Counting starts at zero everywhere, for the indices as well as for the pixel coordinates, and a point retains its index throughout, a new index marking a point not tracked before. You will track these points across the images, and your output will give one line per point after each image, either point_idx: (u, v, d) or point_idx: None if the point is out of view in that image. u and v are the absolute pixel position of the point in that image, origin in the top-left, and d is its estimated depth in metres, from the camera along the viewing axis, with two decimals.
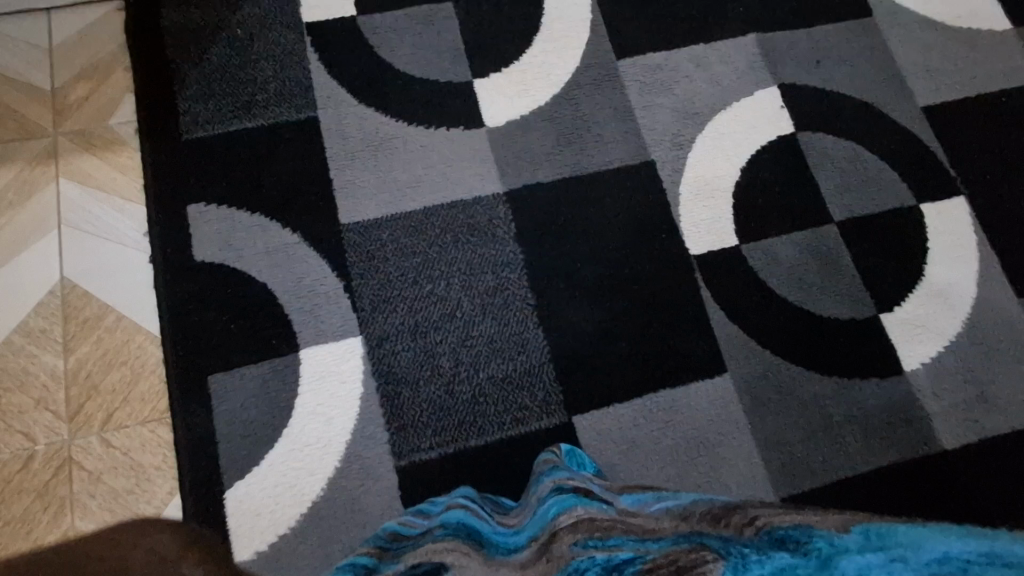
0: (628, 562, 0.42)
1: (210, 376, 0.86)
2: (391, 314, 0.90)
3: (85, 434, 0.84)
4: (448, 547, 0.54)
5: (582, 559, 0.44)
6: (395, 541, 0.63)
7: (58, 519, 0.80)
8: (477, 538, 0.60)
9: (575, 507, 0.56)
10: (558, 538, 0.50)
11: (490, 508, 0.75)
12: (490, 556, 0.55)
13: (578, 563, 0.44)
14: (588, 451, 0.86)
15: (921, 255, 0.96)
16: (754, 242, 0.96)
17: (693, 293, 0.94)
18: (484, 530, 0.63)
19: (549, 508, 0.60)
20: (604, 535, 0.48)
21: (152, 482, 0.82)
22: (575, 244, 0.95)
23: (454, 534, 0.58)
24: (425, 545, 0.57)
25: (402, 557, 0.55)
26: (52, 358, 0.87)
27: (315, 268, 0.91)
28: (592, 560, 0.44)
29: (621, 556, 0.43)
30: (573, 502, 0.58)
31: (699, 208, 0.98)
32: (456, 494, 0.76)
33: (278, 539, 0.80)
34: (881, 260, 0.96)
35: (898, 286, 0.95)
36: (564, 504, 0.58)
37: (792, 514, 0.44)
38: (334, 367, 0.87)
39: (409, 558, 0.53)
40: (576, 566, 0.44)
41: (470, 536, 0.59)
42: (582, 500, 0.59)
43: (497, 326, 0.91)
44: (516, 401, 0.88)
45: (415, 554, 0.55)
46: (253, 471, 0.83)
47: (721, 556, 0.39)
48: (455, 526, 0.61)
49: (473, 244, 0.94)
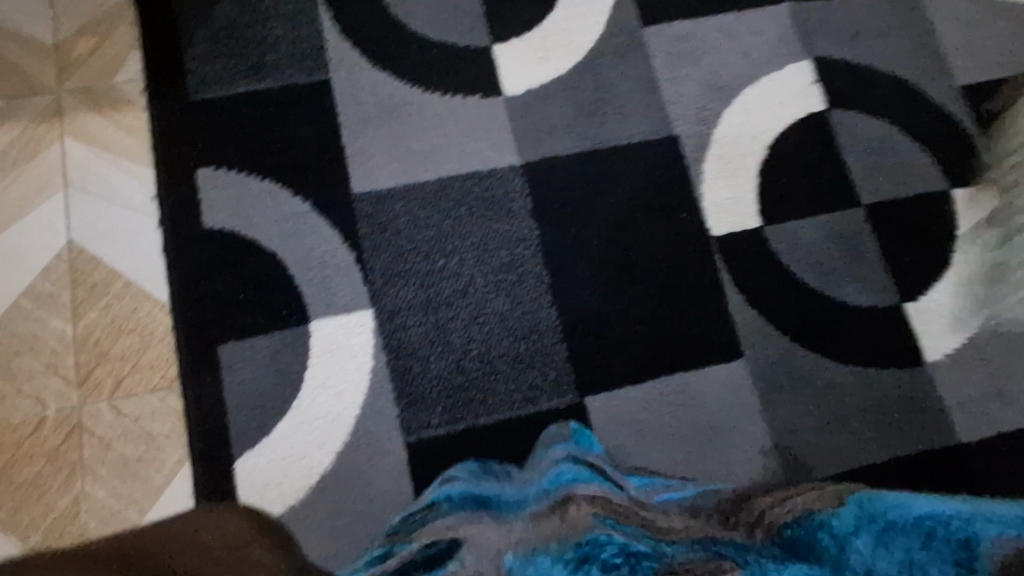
0: (646, 555, 0.42)
1: (220, 346, 0.85)
2: (403, 288, 0.88)
3: (94, 401, 0.83)
4: (462, 519, 0.55)
5: (599, 534, 0.45)
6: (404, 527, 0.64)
7: (70, 484, 0.81)
8: (488, 503, 0.61)
9: (591, 481, 0.58)
10: (575, 502, 0.52)
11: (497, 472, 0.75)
12: (501, 513, 0.56)
13: (595, 536, 0.45)
14: (599, 433, 0.86)
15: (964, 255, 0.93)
16: (778, 224, 0.93)
17: (712, 276, 0.91)
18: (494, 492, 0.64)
19: (564, 472, 0.61)
20: (621, 519, 0.50)
21: (162, 450, 0.82)
22: (592, 222, 0.93)
23: (464, 509, 0.59)
24: (436, 521, 0.58)
25: (415, 536, 0.56)
26: (61, 323, 0.86)
27: (325, 239, 0.89)
28: (610, 539, 0.44)
29: (638, 547, 0.44)
30: (589, 476, 0.59)
31: (721, 187, 0.95)
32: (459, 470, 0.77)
33: (287, 509, 0.81)
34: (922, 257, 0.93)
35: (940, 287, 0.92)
36: (580, 475, 0.59)
37: (788, 511, 0.48)
38: (344, 340, 0.86)
39: (423, 535, 0.54)
40: (592, 538, 0.44)
41: (481, 504, 0.60)
42: (597, 478, 0.60)
43: (509, 303, 0.89)
44: (527, 380, 0.87)
45: (428, 531, 0.56)
46: (262, 442, 0.83)
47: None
48: (466, 500, 0.62)
49: (488, 218, 0.92)
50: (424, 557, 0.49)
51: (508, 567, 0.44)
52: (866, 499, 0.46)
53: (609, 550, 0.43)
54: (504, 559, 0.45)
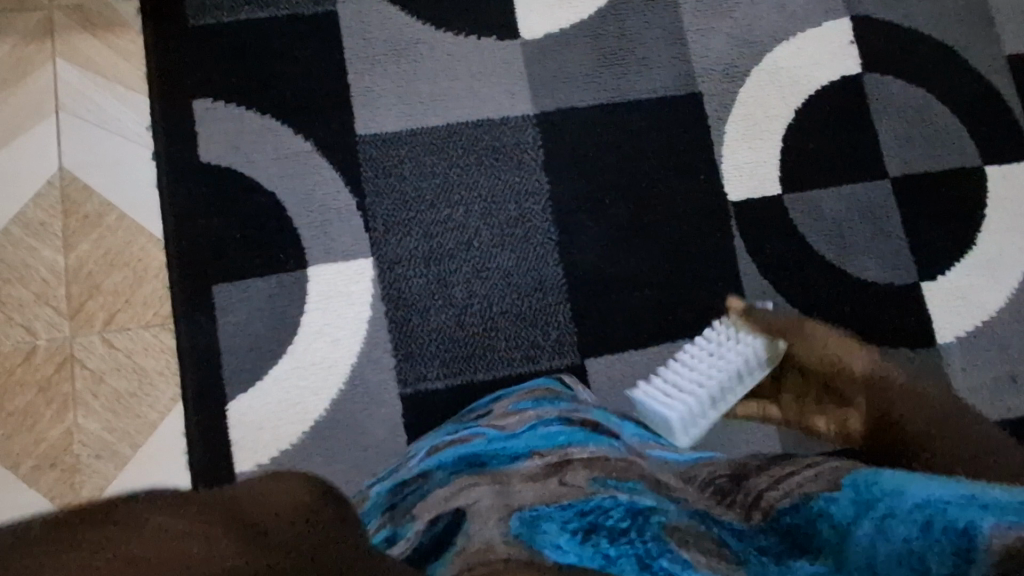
0: (653, 510, 0.45)
1: (215, 285, 0.83)
2: (405, 238, 0.85)
3: (87, 334, 0.82)
4: (461, 486, 0.52)
5: (605, 498, 0.47)
6: (395, 494, 0.60)
7: (62, 415, 0.80)
8: (478, 458, 0.57)
9: (588, 444, 0.56)
10: (571, 468, 0.52)
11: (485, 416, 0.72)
12: (495, 471, 0.53)
13: (601, 500, 0.47)
14: (598, 396, 0.84)
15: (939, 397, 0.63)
16: (799, 193, 0.89)
17: (726, 243, 0.88)
18: (481, 443, 0.61)
19: (557, 434, 0.59)
20: (624, 476, 0.51)
21: (154, 387, 0.81)
22: (606, 179, 0.89)
23: (458, 472, 0.56)
24: (431, 492, 0.55)
25: (414, 513, 0.53)
26: (53, 253, 0.83)
27: (327, 181, 0.86)
28: (615, 499, 0.46)
29: (644, 503, 0.46)
30: (584, 439, 0.58)
31: (743, 150, 0.90)
32: (443, 429, 0.72)
33: (280, 453, 0.80)
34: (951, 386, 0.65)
35: (836, 382, 0.71)
36: (575, 438, 0.57)
37: (789, 483, 0.47)
38: (343, 287, 0.84)
39: (423, 512, 0.51)
40: (599, 502, 0.46)
41: (472, 463, 0.57)
42: (592, 438, 0.58)
43: (514, 259, 0.86)
44: (528, 339, 0.85)
45: (428, 505, 0.52)
46: (256, 385, 0.81)
47: (739, 560, 0.41)
48: (455, 462, 0.59)
49: (498, 169, 0.88)
50: (432, 540, 0.47)
51: (515, 533, 0.43)
52: (860, 479, 0.44)
53: (617, 512, 0.45)
54: (508, 523, 0.45)
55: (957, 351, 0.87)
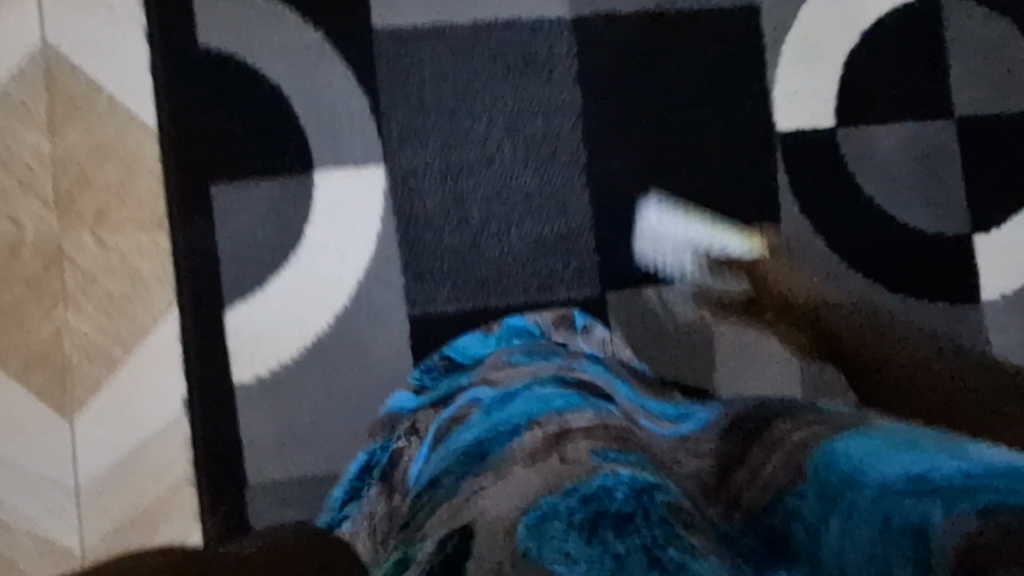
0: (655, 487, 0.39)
1: (214, 186, 0.77)
2: (421, 148, 0.78)
3: (76, 229, 0.76)
4: (469, 491, 0.45)
5: (607, 474, 0.39)
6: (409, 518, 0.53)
7: (51, 314, 0.75)
8: (479, 451, 0.50)
9: (585, 407, 0.51)
10: (571, 439, 0.45)
11: (475, 368, 0.69)
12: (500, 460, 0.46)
13: (602, 477, 0.39)
14: (617, 331, 0.79)
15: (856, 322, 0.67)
16: (853, 128, 0.82)
17: (767, 178, 0.81)
18: (475, 430, 0.53)
19: (553, 399, 0.53)
20: (624, 449, 0.45)
21: (148, 290, 0.76)
22: (644, 98, 0.81)
23: (462, 474, 0.48)
24: (442, 504, 0.47)
25: (425, 532, 0.45)
26: (38, 139, 0.76)
27: (338, 79, 0.78)
28: (618, 476, 0.39)
29: (644, 479, 0.39)
30: (579, 401, 0.52)
31: (797, 75, 0.82)
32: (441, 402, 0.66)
33: (279, 368, 0.76)
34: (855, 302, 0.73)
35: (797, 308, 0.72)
36: (571, 402, 0.52)
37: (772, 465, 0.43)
38: (352, 197, 0.78)
39: (435, 529, 0.44)
40: (600, 481, 0.39)
41: (474, 457, 0.50)
42: (587, 399, 0.53)
43: (538, 180, 0.79)
44: (547, 267, 0.79)
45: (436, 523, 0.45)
46: (257, 296, 0.76)
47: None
48: (456, 460, 0.51)
49: (526, 78, 0.80)
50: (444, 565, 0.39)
51: (523, 549, 0.35)
52: (819, 456, 0.40)
53: (620, 493, 0.38)
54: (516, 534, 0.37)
55: (1002, 310, 0.82)
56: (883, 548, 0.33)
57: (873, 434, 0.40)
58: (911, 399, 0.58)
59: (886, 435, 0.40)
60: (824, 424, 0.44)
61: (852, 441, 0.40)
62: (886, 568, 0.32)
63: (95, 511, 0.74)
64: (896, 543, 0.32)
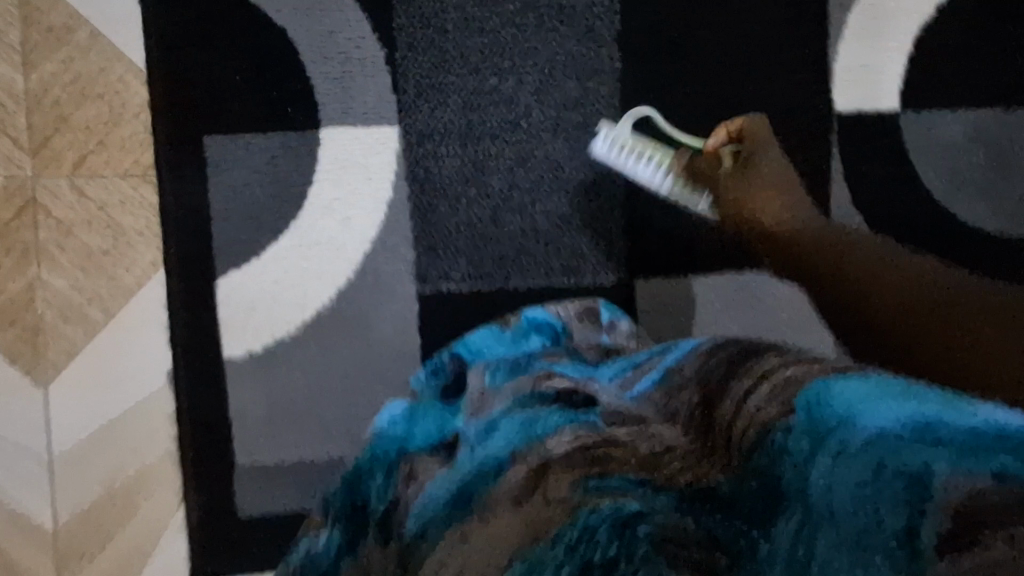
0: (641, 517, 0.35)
1: (208, 136, 0.69)
2: (440, 107, 0.70)
3: (53, 175, 0.68)
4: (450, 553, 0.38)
5: (589, 516, 0.35)
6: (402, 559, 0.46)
7: (23, 268, 0.68)
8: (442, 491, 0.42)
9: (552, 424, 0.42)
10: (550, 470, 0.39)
11: (443, 378, 0.58)
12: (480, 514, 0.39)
13: (586, 520, 0.35)
14: (646, 322, 0.72)
15: (808, 239, 0.61)
16: (919, 112, 0.74)
17: (821, 162, 0.73)
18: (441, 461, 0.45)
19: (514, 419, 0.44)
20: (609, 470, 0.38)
21: (132, 248, 0.69)
22: (691, 65, 0.72)
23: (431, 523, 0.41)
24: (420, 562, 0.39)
25: None
26: (11, 71, 0.68)
27: (351, 22, 0.69)
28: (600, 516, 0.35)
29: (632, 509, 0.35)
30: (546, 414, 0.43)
31: (863, 50, 0.73)
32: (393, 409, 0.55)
33: (275, 342, 0.70)
34: (788, 173, 0.65)
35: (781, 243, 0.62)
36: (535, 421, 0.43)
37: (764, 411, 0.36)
38: (361, 158, 0.70)
39: None
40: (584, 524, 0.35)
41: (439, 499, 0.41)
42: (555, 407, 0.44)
43: (568, 150, 0.72)
44: (572, 247, 0.72)
45: None
46: (253, 262, 0.69)
47: None
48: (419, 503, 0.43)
49: (561, 34, 0.71)
50: None
51: None
52: (810, 395, 0.35)
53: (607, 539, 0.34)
54: None
55: None
56: (875, 493, 0.31)
57: (869, 376, 0.36)
58: (887, 335, 0.54)
59: (891, 380, 0.35)
60: (815, 363, 0.38)
61: (866, 383, 0.34)
62: (876, 517, 0.30)
63: (71, 484, 0.68)
64: (887, 488, 0.31)
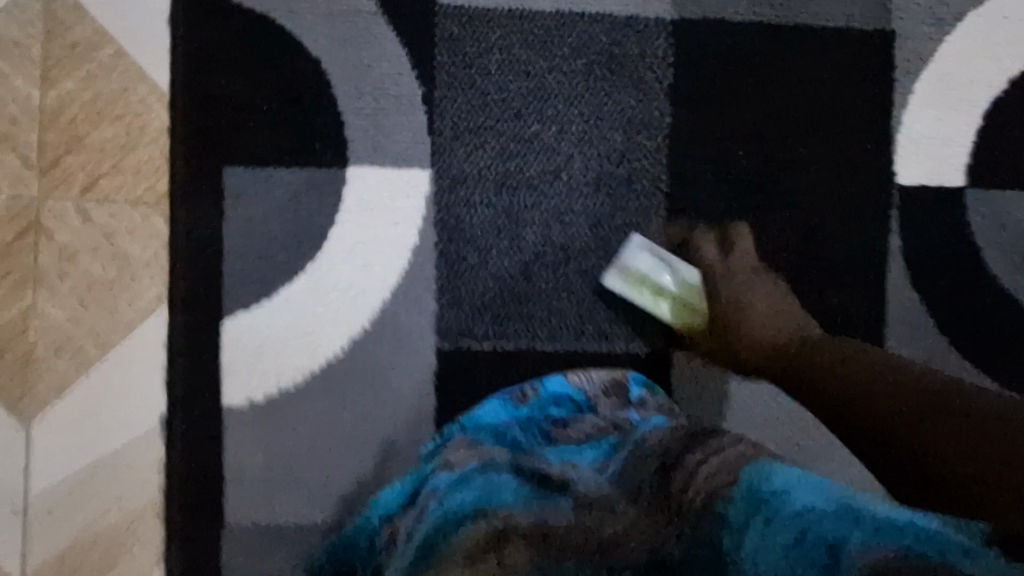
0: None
1: (228, 167, 0.64)
2: (476, 152, 0.66)
3: (60, 197, 0.64)
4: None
5: None
6: None
7: (18, 294, 0.64)
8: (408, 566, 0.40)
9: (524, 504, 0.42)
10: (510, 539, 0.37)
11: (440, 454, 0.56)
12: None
13: None
14: (681, 396, 0.67)
15: (785, 340, 0.59)
16: (987, 191, 0.69)
17: (878, 237, 0.68)
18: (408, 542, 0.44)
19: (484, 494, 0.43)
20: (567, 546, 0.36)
21: (136, 280, 0.64)
22: (745, 125, 0.68)
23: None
24: None
25: None
26: (28, 85, 0.64)
27: (389, 57, 0.66)
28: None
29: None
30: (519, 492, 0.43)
31: (929, 121, 0.69)
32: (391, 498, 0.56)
33: (279, 391, 0.64)
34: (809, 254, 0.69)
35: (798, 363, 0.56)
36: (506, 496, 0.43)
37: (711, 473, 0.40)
38: (388, 200, 0.65)
39: None
40: None
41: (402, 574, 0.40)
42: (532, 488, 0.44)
43: (609, 206, 0.67)
44: (606, 311, 0.67)
45: None
46: (263, 303, 0.65)
47: None
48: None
49: (610, 84, 0.67)
50: None
51: None
52: (753, 481, 0.37)
53: None
54: None
55: None
56: (801, 560, 0.33)
57: (784, 473, 0.38)
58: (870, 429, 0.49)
59: (799, 472, 0.38)
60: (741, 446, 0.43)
61: (775, 468, 0.39)
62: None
63: (45, 532, 0.63)
64: (811, 557, 0.33)
